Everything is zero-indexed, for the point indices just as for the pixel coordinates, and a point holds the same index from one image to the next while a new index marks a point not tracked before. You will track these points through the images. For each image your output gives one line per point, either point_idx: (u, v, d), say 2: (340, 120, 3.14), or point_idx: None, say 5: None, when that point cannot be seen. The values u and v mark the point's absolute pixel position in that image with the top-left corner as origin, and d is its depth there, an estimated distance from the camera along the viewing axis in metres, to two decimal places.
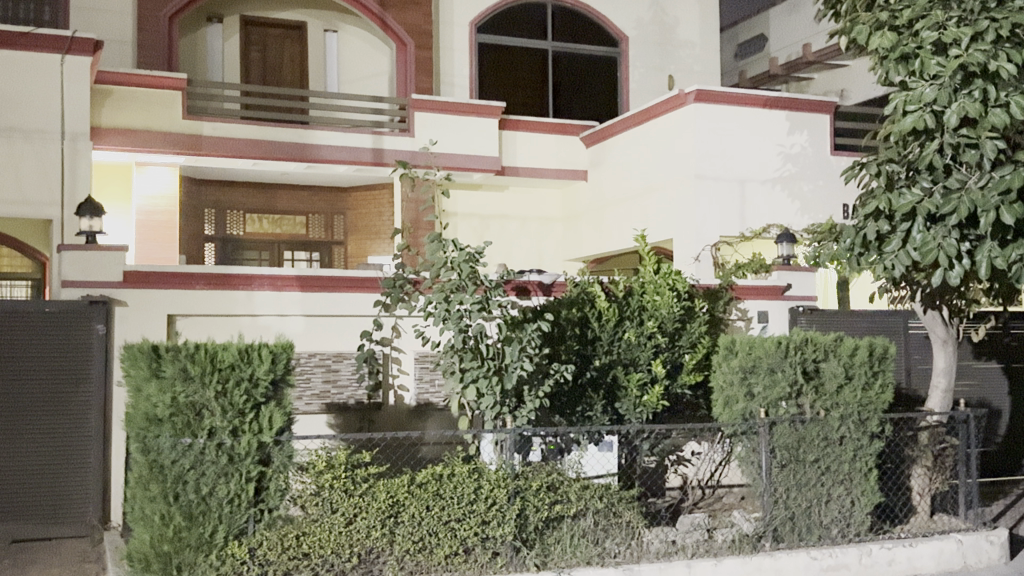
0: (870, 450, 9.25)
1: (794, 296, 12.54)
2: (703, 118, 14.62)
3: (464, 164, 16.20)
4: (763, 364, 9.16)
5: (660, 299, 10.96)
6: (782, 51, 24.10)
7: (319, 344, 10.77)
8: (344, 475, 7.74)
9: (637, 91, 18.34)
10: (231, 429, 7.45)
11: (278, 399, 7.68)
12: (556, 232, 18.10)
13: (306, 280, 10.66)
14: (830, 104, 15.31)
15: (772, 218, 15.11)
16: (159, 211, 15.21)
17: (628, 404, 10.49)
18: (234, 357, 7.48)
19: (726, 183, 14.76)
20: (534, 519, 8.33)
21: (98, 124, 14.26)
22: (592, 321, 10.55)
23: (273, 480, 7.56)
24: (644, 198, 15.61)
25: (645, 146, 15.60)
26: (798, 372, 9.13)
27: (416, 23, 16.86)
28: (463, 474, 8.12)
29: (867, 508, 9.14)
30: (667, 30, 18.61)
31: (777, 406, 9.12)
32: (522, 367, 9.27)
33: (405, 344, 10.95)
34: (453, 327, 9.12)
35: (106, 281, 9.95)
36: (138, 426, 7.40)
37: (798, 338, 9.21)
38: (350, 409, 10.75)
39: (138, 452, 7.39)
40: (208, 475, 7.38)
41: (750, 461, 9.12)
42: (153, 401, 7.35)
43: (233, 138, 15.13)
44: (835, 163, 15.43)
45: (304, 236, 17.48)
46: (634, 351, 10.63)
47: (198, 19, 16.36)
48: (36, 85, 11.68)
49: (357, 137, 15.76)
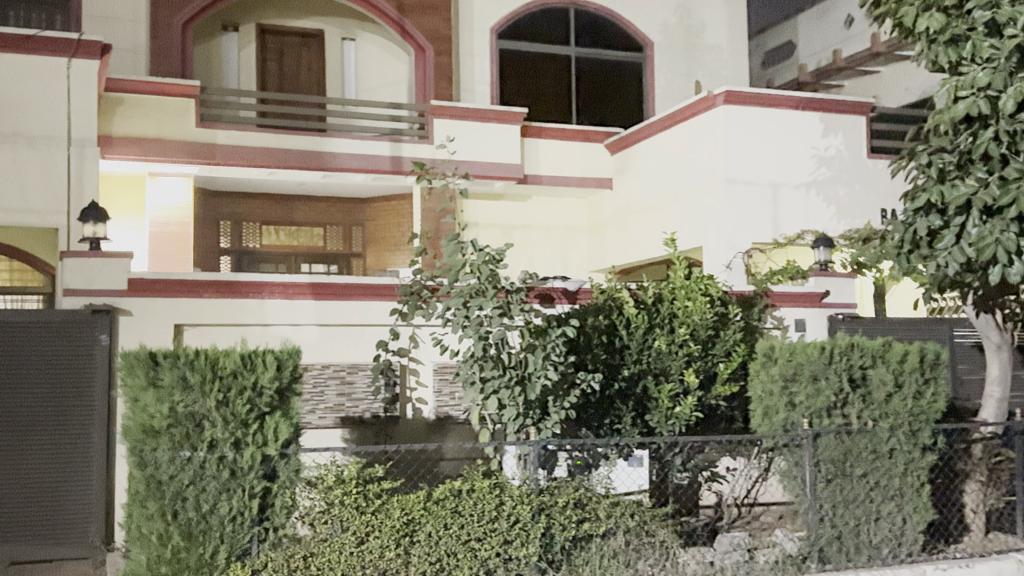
0: (922, 463, 8.59)
1: (833, 304, 12.01)
2: (732, 121, 14.05)
3: (485, 172, 15.66)
4: (806, 371, 8.52)
5: (692, 305, 10.26)
6: (812, 57, 23.49)
7: (333, 355, 10.24)
8: (355, 491, 7.20)
9: (663, 97, 17.80)
10: (233, 441, 6.92)
11: (285, 410, 7.12)
12: (582, 242, 17.55)
13: (319, 287, 10.17)
14: (867, 105, 14.69)
15: (807, 224, 14.50)
16: (173, 223, 14.82)
17: (659, 416, 9.86)
18: (236, 364, 6.95)
19: (757, 188, 14.17)
20: (560, 538, 7.74)
21: (110, 133, 13.88)
22: (621, 329, 10.01)
23: (278, 496, 7.02)
24: (671, 205, 15.04)
25: (671, 152, 15.07)
26: (844, 379, 8.48)
27: (435, 29, 16.44)
28: (484, 490, 7.55)
29: (920, 526, 8.50)
30: (693, 35, 18.10)
31: (821, 417, 8.49)
32: (546, 376, 8.69)
33: (423, 354, 10.39)
34: (472, 334, 8.59)
35: (110, 290, 9.53)
36: (134, 439, 6.86)
37: (843, 343, 8.55)
38: (365, 423, 10.25)
39: (134, 466, 6.86)
40: (209, 491, 6.87)
41: (793, 475, 8.48)
42: (150, 412, 6.84)
43: (248, 146, 14.70)
44: (872, 166, 14.79)
45: (322, 248, 17.03)
46: (665, 360, 10.05)
47: (213, 28, 16.03)
48: (42, 89, 11.30)
49: (374, 145, 15.29)
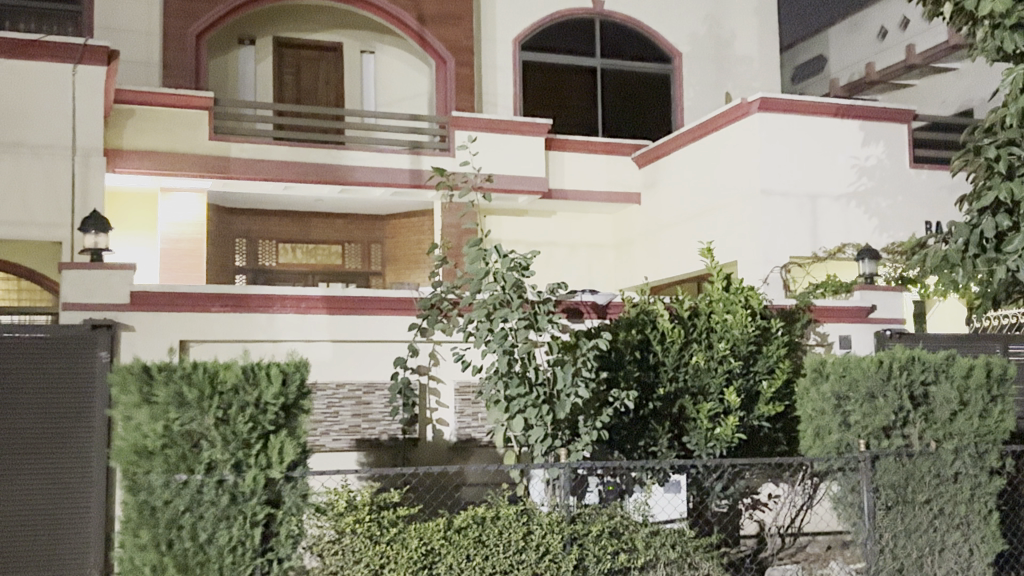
0: (989, 489, 7.84)
1: (878, 319, 11.33)
2: (768, 131, 13.40)
3: (508, 185, 15.06)
4: (861, 387, 7.77)
5: (732, 318, 9.52)
6: (844, 71, 22.87)
7: (348, 373, 9.60)
8: (368, 518, 6.59)
9: (692, 109, 17.18)
10: (234, 463, 6.27)
11: (291, 428, 6.47)
12: (608, 258, 16.88)
13: (333, 301, 9.56)
14: (909, 113, 14.03)
15: (847, 237, 13.80)
16: (186, 239, 14.25)
17: (698, 438, 9.17)
18: (238, 378, 6.32)
19: (795, 199, 13.48)
20: (595, 571, 7.00)
21: (119, 146, 13.38)
22: (655, 344, 9.29)
23: (283, 524, 6.33)
24: (703, 218, 14.36)
25: (704, 162, 14.40)
26: (904, 397, 7.72)
27: (456, 39, 15.92)
28: (510, 518, 6.86)
29: (988, 558, 7.74)
30: (723, 45, 17.50)
31: (879, 438, 7.74)
32: (576, 394, 8.02)
33: (444, 372, 9.73)
34: (496, 348, 7.96)
35: (112, 304, 8.97)
36: (126, 461, 6.24)
37: (903, 356, 7.80)
38: (382, 446, 9.60)
39: (126, 491, 6.23)
40: (206, 519, 6.21)
41: (848, 502, 7.73)
42: (143, 431, 6.22)
43: (263, 159, 14.16)
44: (915, 176, 14.12)
45: (340, 267, 16.44)
46: (704, 378, 9.30)
47: (229, 40, 15.59)
48: (46, 97, 10.89)
49: (394, 158, 14.73)
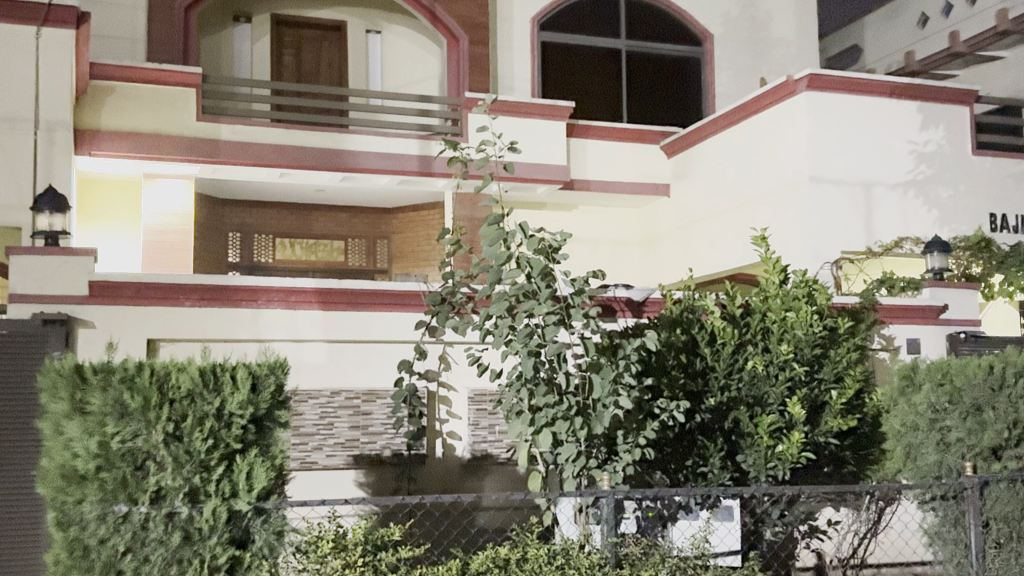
0: None
1: (954, 320, 9.96)
2: (818, 110, 11.98)
3: (527, 174, 13.68)
4: (965, 398, 6.44)
5: (793, 317, 8.14)
6: (881, 61, 21.46)
7: (345, 378, 8.23)
8: (362, 562, 5.22)
9: (724, 95, 15.83)
10: (188, 492, 4.92)
11: (263, 445, 5.13)
12: (634, 256, 15.53)
13: (327, 295, 8.18)
14: (971, 93, 12.68)
15: (906, 230, 12.40)
16: (172, 230, 12.93)
17: (755, 457, 7.76)
18: (193, 383, 4.99)
19: (847, 187, 12.09)
20: None
21: (97, 127, 12.07)
22: (703, 346, 7.95)
23: (251, 570, 4.98)
24: (742, 211, 12.96)
25: (742, 149, 13.02)
26: (1020, 409, 6.36)
27: (470, 15, 14.48)
28: (541, 560, 5.51)
29: None
30: (759, 27, 16.12)
31: (986, 460, 6.37)
32: (617, 405, 6.64)
33: (456, 379, 8.41)
34: (519, 350, 6.57)
35: (67, 295, 7.65)
36: (53, 487, 4.90)
37: (1018, 359, 6.45)
38: (385, 463, 8.21)
39: (54, 525, 4.88)
40: (153, 562, 4.84)
41: (950, 538, 6.35)
42: (74, 448, 4.89)
43: (256, 142, 12.82)
44: (978, 164, 12.80)
45: (343, 263, 15.13)
46: (761, 387, 7.94)
47: (222, 17, 14.30)
48: (5, 63, 9.93)
49: (401, 143, 13.39)
